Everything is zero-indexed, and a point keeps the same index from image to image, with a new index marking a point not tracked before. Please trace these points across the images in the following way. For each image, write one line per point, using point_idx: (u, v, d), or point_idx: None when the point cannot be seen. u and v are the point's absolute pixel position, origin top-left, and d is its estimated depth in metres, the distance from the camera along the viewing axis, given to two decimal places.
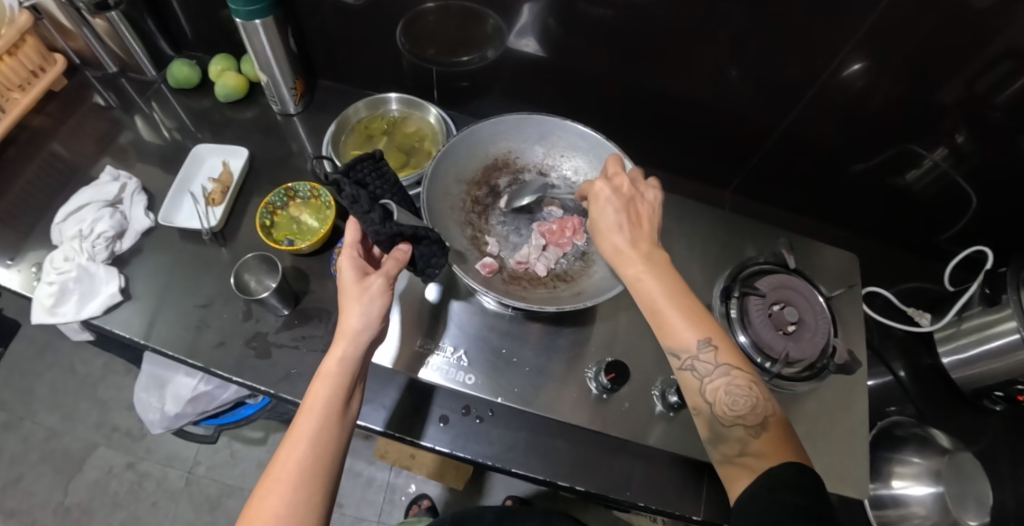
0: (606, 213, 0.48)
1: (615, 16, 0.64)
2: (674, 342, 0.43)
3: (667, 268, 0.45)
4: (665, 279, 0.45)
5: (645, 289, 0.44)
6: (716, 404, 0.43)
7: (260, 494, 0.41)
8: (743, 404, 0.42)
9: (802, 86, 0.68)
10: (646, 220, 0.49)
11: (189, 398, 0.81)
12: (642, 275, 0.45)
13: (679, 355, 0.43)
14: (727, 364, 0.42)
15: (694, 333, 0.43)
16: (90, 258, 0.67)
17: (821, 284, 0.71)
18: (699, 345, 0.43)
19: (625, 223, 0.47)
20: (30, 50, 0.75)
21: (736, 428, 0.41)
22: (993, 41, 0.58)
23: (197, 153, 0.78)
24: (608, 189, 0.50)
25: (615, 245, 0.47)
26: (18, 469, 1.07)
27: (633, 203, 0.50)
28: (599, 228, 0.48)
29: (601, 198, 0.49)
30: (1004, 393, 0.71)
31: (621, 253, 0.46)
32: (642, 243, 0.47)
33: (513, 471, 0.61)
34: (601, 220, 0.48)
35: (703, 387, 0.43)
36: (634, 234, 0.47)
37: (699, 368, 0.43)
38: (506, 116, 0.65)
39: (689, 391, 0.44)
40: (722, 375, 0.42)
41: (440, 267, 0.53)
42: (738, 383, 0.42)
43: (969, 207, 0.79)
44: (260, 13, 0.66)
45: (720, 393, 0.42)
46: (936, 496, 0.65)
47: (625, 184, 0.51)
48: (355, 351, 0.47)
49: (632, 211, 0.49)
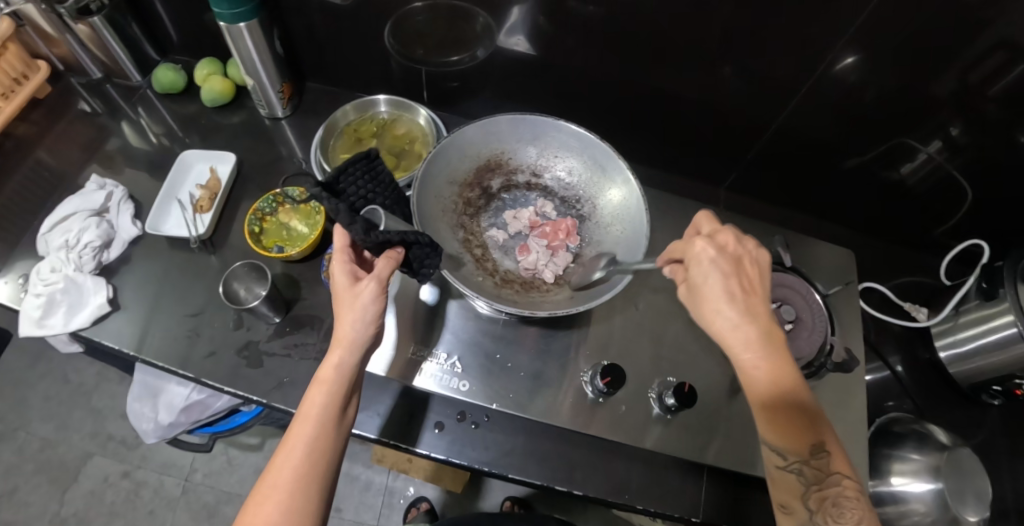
0: (712, 277, 0.43)
1: (606, 13, 0.63)
2: (780, 436, 0.40)
3: (785, 353, 0.42)
4: (780, 369, 0.41)
5: (753, 375, 0.41)
6: (818, 513, 0.39)
7: (255, 501, 0.40)
8: (851, 518, 0.37)
9: (795, 81, 0.68)
10: (756, 288, 0.44)
11: (183, 407, 0.81)
12: (757, 362, 0.41)
13: (783, 453, 0.40)
14: (838, 472, 0.39)
15: (803, 432, 0.40)
16: (78, 269, 0.66)
17: (817, 282, 0.70)
18: (809, 448, 0.39)
19: (735, 291, 0.43)
20: (12, 57, 0.74)
21: None
22: (988, 33, 0.57)
23: (185, 159, 0.77)
24: (711, 249, 0.44)
25: (727, 319, 0.42)
26: (13, 480, 1.06)
27: (742, 266, 0.45)
28: (704, 298, 0.44)
29: (703, 259, 0.44)
30: (1001, 387, 0.72)
31: (732, 332, 0.42)
32: (758, 320, 0.43)
33: (511, 477, 0.61)
34: (705, 287, 0.44)
35: (806, 491, 0.39)
36: (749, 307, 0.43)
37: (805, 471, 0.39)
38: (499, 116, 0.63)
39: (786, 494, 0.40)
40: (830, 482, 0.39)
41: (434, 267, 0.53)
42: (848, 495, 0.38)
43: (964, 200, 0.78)
44: (246, 15, 0.65)
45: (825, 502, 0.38)
46: (936, 493, 0.64)
47: (732, 244, 0.45)
48: (352, 357, 0.46)
49: (744, 281, 0.44)
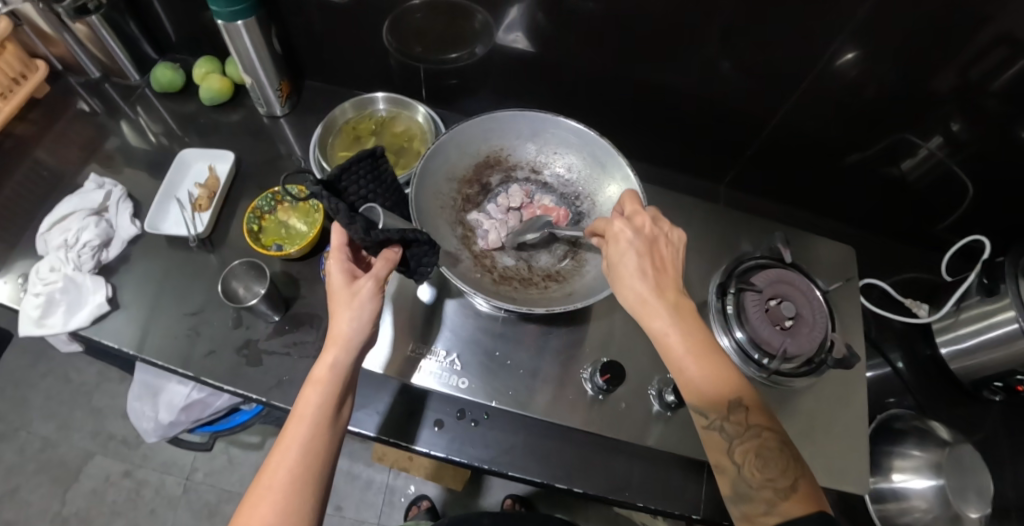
0: (628, 256, 0.46)
1: (604, 10, 0.62)
2: (702, 400, 0.42)
3: (694, 322, 0.44)
4: (691, 335, 0.44)
5: (667, 342, 0.44)
6: (745, 464, 0.41)
7: (250, 501, 0.40)
8: (772, 465, 0.40)
9: (795, 77, 0.67)
10: (668, 265, 0.47)
11: (183, 406, 0.81)
12: (667, 330, 0.44)
13: (706, 414, 0.42)
14: (757, 424, 0.41)
15: (721, 392, 0.42)
16: (77, 268, 0.66)
17: (817, 278, 0.70)
18: (730, 406, 0.41)
19: (647, 268, 0.46)
20: (10, 57, 0.74)
21: (763, 490, 0.39)
22: (989, 28, 0.57)
23: (183, 158, 0.76)
24: (630, 230, 0.48)
25: (637, 292, 0.45)
26: (15, 480, 1.06)
27: (655, 245, 0.48)
28: (620, 274, 0.47)
29: (620, 239, 0.48)
30: (1003, 383, 0.71)
31: (644, 302, 0.45)
32: (666, 292, 0.46)
33: (511, 475, 0.61)
34: (621, 265, 0.47)
35: (731, 447, 0.41)
36: (658, 283, 0.46)
37: (728, 429, 0.41)
38: (498, 113, 0.62)
39: (714, 451, 0.43)
40: (751, 434, 0.41)
41: (432, 266, 0.52)
42: (768, 444, 0.41)
43: (966, 195, 0.78)
44: (243, 13, 0.65)
45: (749, 454, 0.41)
46: (937, 489, 0.65)
47: (646, 223, 0.49)
48: (348, 356, 0.46)
49: (655, 255, 0.47)
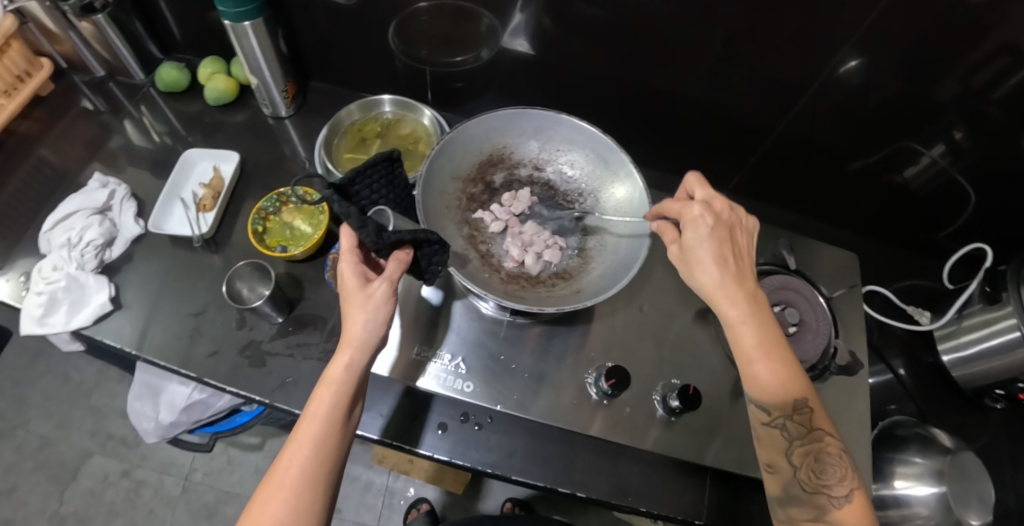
0: (707, 243, 0.46)
1: (610, 16, 0.63)
2: (769, 400, 0.45)
3: (769, 317, 0.46)
4: (765, 330, 0.45)
5: (739, 334, 0.45)
6: (801, 467, 0.44)
7: (260, 499, 0.40)
8: (831, 475, 0.43)
9: (799, 84, 0.68)
10: (744, 253, 0.48)
11: (184, 407, 0.80)
12: (742, 320, 0.45)
13: (767, 410, 0.45)
14: (820, 429, 0.44)
15: (790, 394, 0.44)
16: (80, 267, 0.66)
17: (821, 284, 0.70)
18: (796, 407, 0.44)
19: (727, 256, 0.46)
20: (15, 54, 0.74)
21: (816, 494, 0.43)
22: (990, 38, 0.57)
23: (188, 158, 0.76)
24: (710, 216, 0.47)
25: (718, 282, 0.46)
26: (12, 479, 1.05)
27: (733, 232, 0.48)
28: (692, 262, 0.47)
29: (700, 226, 0.46)
30: (1004, 391, 0.72)
31: (719, 289, 0.46)
32: (746, 283, 0.46)
33: (513, 478, 0.61)
34: (697, 251, 0.46)
35: (791, 448, 0.45)
36: (738, 273, 0.46)
37: (789, 429, 0.45)
38: (501, 110, 0.62)
39: (771, 449, 0.46)
40: (812, 440, 0.44)
41: (442, 264, 0.52)
42: (827, 450, 0.44)
43: (967, 201, 0.78)
44: (251, 14, 0.65)
45: (808, 458, 0.44)
46: (940, 497, 0.64)
47: (725, 211, 0.49)
48: (362, 357, 0.46)
49: (735, 245, 0.48)
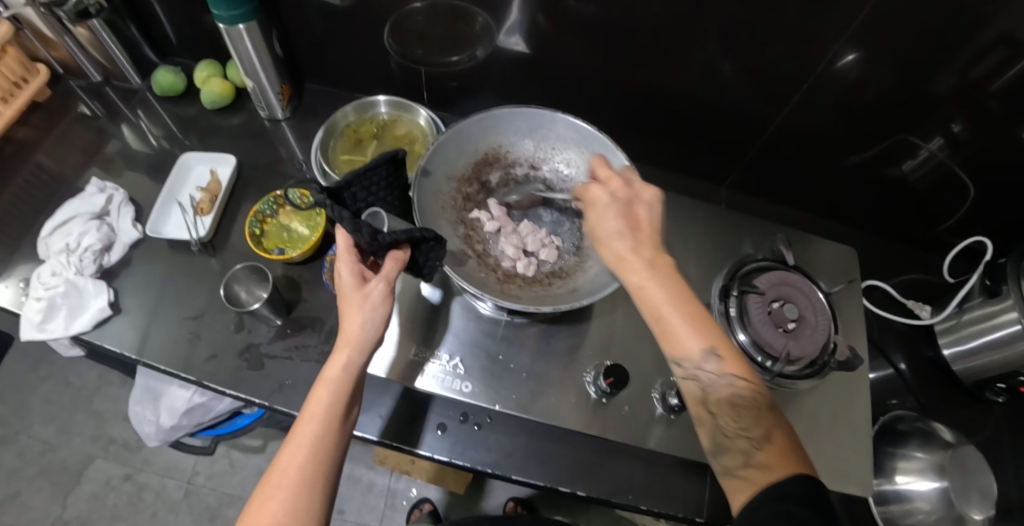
0: (608, 218, 0.45)
1: (605, 13, 0.63)
2: (678, 352, 0.42)
3: (668, 275, 0.43)
4: (670, 287, 0.43)
5: (646, 297, 0.42)
6: (720, 414, 0.42)
7: (258, 499, 0.40)
8: (747, 415, 0.41)
9: (796, 78, 0.67)
10: (644, 221, 0.46)
11: (185, 410, 0.80)
12: (644, 284, 0.42)
13: (682, 365, 0.42)
14: (732, 375, 0.41)
15: (698, 343, 0.41)
16: (78, 272, 0.66)
17: (820, 279, 0.70)
18: (703, 357, 0.41)
19: (625, 227, 0.45)
20: (11, 61, 0.74)
21: (740, 441, 0.40)
22: (987, 29, 0.57)
23: (184, 162, 0.76)
24: (605, 196, 0.47)
25: (617, 252, 0.44)
26: (16, 484, 1.06)
27: (631, 208, 0.46)
28: (599, 234, 0.45)
29: (598, 204, 0.47)
30: (1005, 384, 0.71)
31: (623, 260, 0.44)
32: (643, 247, 0.44)
33: (513, 478, 0.60)
34: (602, 227, 0.46)
35: (708, 400, 0.42)
36: (636, 239, 0.44)
37: (704, 379, 0.41)
38: (495, 109, 0.62)
39: (692, 403, 0.43)
40: (728, 385, 0.41)
41: (440, 260, 0.52)
42: (741, 395, 0.41)
43: (966, 195, 0.78)
44: (245, 17, 0.65)
45: (724, 404, 0.41)
46: (941, 491, 0.64)
47: (621, 189, 0.47)
48: (360, 357, 0.46)
49: (631, 216, 0.46)
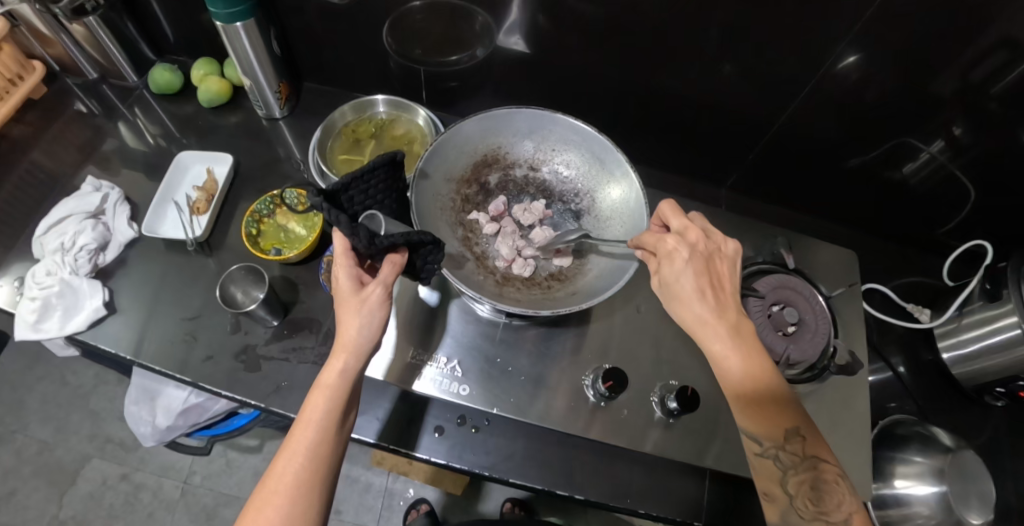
0: (684, 277, 0.45)
1: (605, 13, 0.62)
2: (761, 426, 0.42)
3: (753, 344, 0.44)
4: (751, 359, 0.43)
5: (727, 366, 0.43)
6: (797, 495, 0.42)
7: (254, 506, 0.40)
8: (826, 499, 0.40)
9: (798, 80, 0.67)
10: (725, 280, 0.46)
11: (181, 410, 0.80)
12: (727, 353, 0.43)
13: (761, 442, 0.42)
14: (814, 455, 0.42)
15: (780, 421, 0.42)
16: (73, 272, 0.66)
17: (820, 283, 0.70)
18: (787, 434, 0.42)
19: (706, 289, 0.45)
20: (7, 58, 0.73)
21: (816, 523, 0.40)
22: (989, 32, 0.56)
23: (181, 161, 0.76)
24: (684, 248, 0.47)
25: (698, 314, 0.44)
26: (11, 484, 1.05)
27: (711, 262, 0.47)
28: (679, 295, 0.46)
29: (675, 259, 0.46)
30: (1005, 388, 0.71)
31: (704, 323, 0.44)
32: (728, 313, 0.45)
33: (511, 481, 0.60)
34: (679, 286, 0.46)
35: (785, 477, 0.42)
36: (719, 304, 0.45)
37: (784, 459, 0.42)
38: (494, 110, 0.62)
39: (765, 478, 0.43)
40: (808, 467, 0.41)
41: (438, 263, 0.51)
42: (824, 477, 0.41)
43: (967, 198, 0.78)
44: (241, 15, 0.64)
45: (803, 486, 0.41)
46: (940, 496, 0.64)
47: (701, 240, 0.47)
48: (356, 362, 0.45)
49: (712, 272, 0.46)
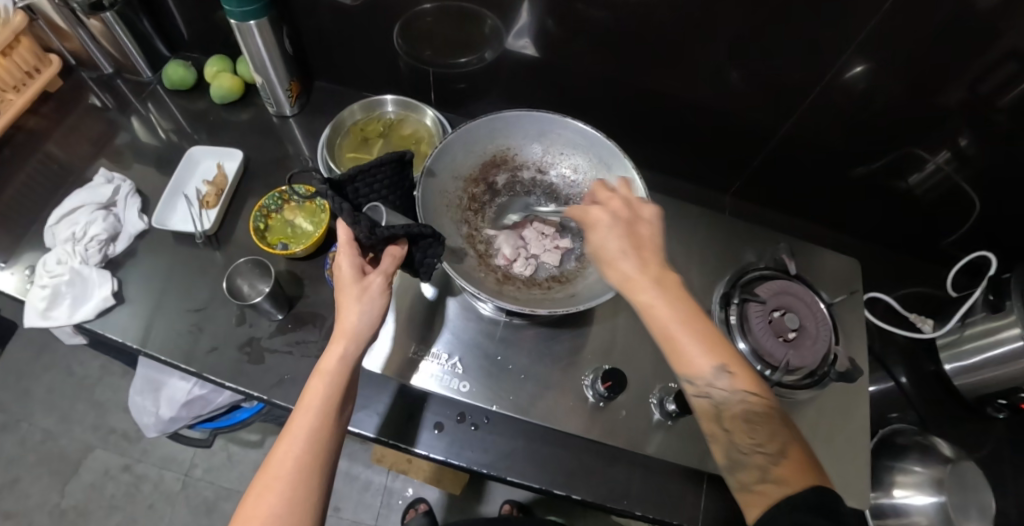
0: (610, 240, 0.44)
1: (613, 18, 0.63)
2: (689, 368, 0.41)
3: (678, 293, 0.42)
4: (678, 306, 0.41)
5: (655, 317, 0.41)
6: (734, 430, 0.41)
7: (256, 492, 0.40)
8: (761, 427, 0.40)
9: (803, 88, 0.67)
10: (647, 240, 0.45)
11: (184, 402, 0.81)
12: (655, 303, 0.41)
13: (694, 383, 0.41)
14: (743, 390, 0.41)
15: (710, 360, 0.40)
16: (83, 261, 0.67)
17: (821, 290, 0.70)
18: (715, 373, 0.40)
19: (628, 247, 0.43)
20: (25, 51, 0.74)
21: (755, 455, 0.40)
22: (995, 45, 0.57)
23: (192, 155, 0.77)
24: (606, 216, 0.46)
25: (624, 272, 0.42)
26: (15, 471, 1.06)
27: (633, 227, 0.45)
28: (603, 253, 0.44)
29: (599, 227, 0.45)
30: (1006, 400, 0.71)
31: (630, 280, 0.42)
32: (651, 267, 0.43)
33: (509, 479, 0.61)
34: (604, 247, 0.44)
35: (720, 415, 0.41)
36: (641, 258, 0.43)
37: (716, 395, 0.41)
38: (505, 112, 0.62)
39: (704, 418, 0.42)
40: (739, 400, 0.41)
41: (438, 258, 0.51)
42: (755, 409, 0.41)
43: (972, 210, 0.78)
44: (255, 14, 0.65)
45: (737, 420, 0.41)
46: (939, 506, 0.64)
47: (622, 207, 0.46)
48: (356, 349, 0.46)
49: (635, 236, 0.44)
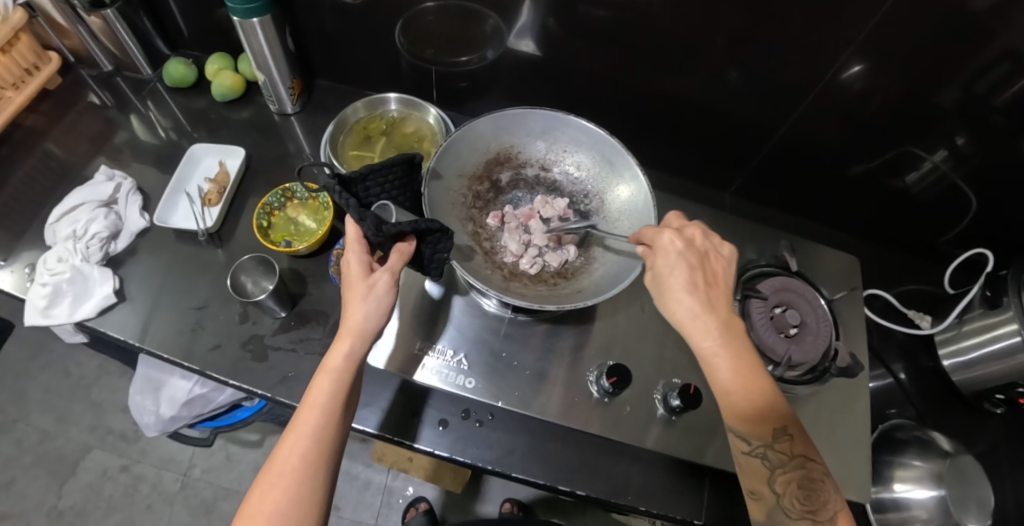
0: (678, 269, 0.46)
1: (616, 17, 0.63)
2: (748, 425, 0.43)
3: (744, 345, 0.45)
4: (740, 359, 0.44)
5: (714, 365, 0.44)
6: (784, 494, 0.42)
7: (260, 489, 0.40)
8: (814, 498, 0.41)
9: (801, 88, 0.68)
10: (719, 277, 0.48)
11: (185, 401, 0.81)
12: (717, 351, 0.44)
13: (749, 441, 0.43)
14: (801, 455, 0.42)
15: (769, 420, 0.42)
16: (84, 260, 0.66)
17: (822, 286, 0.71)
18: (775, 434, 0.42)
19: (698, 282, 0.46)
20: (24, 48, 0.74)
21: (801, 521, 0.41)
22: (990, 46, 0.58)
23: (193, 153, 0.77)
24: (679, 243, 0.48)
25: (689, 309, 0.45)
26: (12, 472, 1.05)
27: (706, 260, 0.48)
28: (667, 287, 0.46)
29: (671, 251, 0.48)
30: (1004, 395, 0.71)
31: (696, 319, 0.45)
32: (718, 307, 0.46)
33: (514, 476, 0.61)
34: (670, 280, 0.46)
35: (771, 476, 0.43)
36: (710, 298, 0.46)
37: (770, 457, 0.42)
38: (508, 110, 0.62)
39: (753, 477, 0.44)
40: (795, 466, 0.42)
41: (448, 251, 0.52)
42: (810, 476, 0.42)
43: (968, 208, 0.79)
44: (259, 11, 0.65)
45: (790, 485, 0.42)
46: (938, 499, 0.65)
47: (697, 238, 0.49)
48: (361, 346, 0.46)
49: (707, 270, 0.47)
